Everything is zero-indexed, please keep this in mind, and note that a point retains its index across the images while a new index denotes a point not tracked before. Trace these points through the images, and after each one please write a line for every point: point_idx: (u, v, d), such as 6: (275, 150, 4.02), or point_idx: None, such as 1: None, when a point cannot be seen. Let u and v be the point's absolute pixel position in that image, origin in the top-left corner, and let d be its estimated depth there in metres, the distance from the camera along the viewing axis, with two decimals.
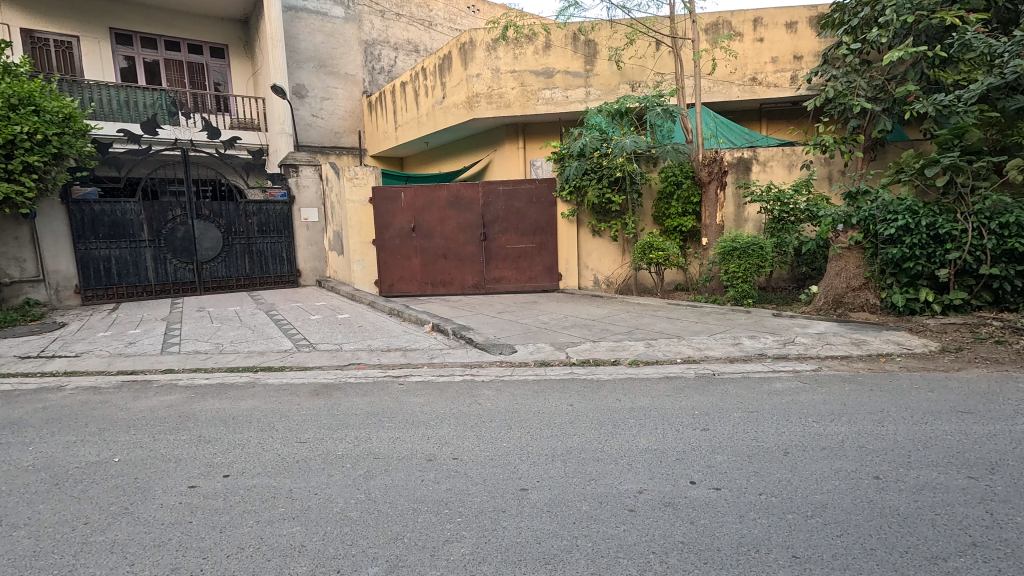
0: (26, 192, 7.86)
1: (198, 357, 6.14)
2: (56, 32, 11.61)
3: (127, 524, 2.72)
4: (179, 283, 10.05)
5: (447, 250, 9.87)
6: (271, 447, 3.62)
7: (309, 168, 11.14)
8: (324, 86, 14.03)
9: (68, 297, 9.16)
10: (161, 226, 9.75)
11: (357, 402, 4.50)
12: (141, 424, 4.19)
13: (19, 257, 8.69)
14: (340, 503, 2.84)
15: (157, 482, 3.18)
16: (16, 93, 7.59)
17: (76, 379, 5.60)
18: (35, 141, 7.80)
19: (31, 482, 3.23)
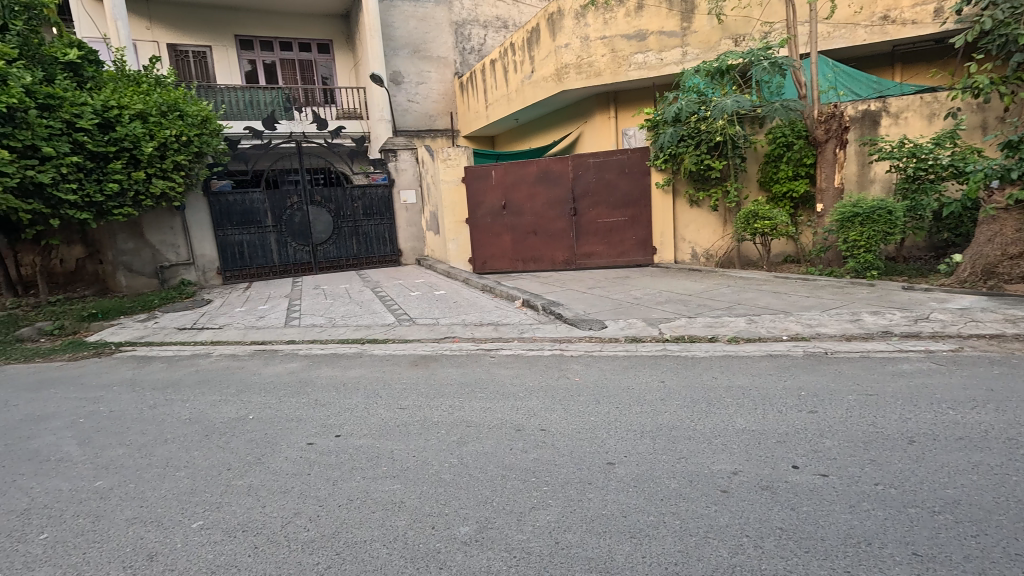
0: (177, 187, 9.08)
1: (315, 330, 6.83)
2: (193, 43, 13.14)
3: (261, 472, 3.15)
4: (299, 264, 11.17)
5: (537, 226, 9.90)
6: (376, 411, 3.96)
7: (406, 151, 11.69)
8: (418, 71, 14.53)
9: (212, 277, 10.56)
10: (282, 212, 10.84)
11: (453, 372, 4.75)
12: (271, 386, 4.78)
13: (174, 243, 10.07)
14: (436, 466, 3.04)
15: (284, 437, 3.62)
16: (164, 101, 8.79)
17: (220, 347, 6.50)
18: (182, 142, 8.98)
19: (188, 432, 3.84)
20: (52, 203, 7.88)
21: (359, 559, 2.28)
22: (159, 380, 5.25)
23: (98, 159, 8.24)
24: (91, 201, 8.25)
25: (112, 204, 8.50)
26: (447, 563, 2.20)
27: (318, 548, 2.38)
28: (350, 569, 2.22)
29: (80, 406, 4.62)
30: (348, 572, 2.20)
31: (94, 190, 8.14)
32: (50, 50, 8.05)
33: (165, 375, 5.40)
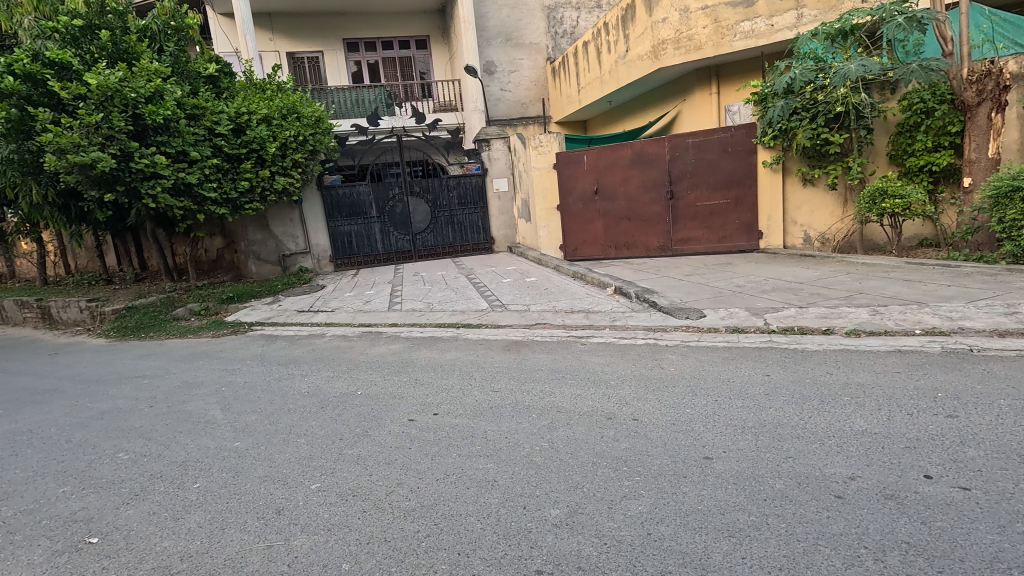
0: (295, 183, 10.03)
1: (415, 314, 7.24)
2: (308, 50, 14.31)
3: (369, 443, 3.43)
4: (400, 252, 11.86)
5: (630, 211, 9.59)
6: (471, 392, 4.13)
7: (499, 140, 11.88)
8: (511, 59, 14.63)
9: (326, 264, 11.54)
10: (384, 203, 11.55)
11: (544, 358, 4.80)
12: (376, 365, 5.17)
13: (293, 234, 11.11)
14: (527, 448, 3.11)
15: (388, 413, 3.90)
16: (284, 105, 9.74)
17: (333, 329, 7.13)
18: (299, 142, 9.92)
19: (308, 404, 4.28)
20: (198, 200, 9.05)
21: (455, 531, 2.41)
22: (283, 356, 5.89)
23: (233, 160, 9.33)
24: (227, 198, 9.35)
25: (244, 200, 9.58)
26: (538, 543, 2.25)
27: (418, 518, 2.55)
28: (448, 540, 2.35)
29: (222, 377, 5.32)
30: (445, 542, 2.34)
31: (230, 187, 9.23)
32: (194, 66, 9.20)
33: (288, 352, 6.05)
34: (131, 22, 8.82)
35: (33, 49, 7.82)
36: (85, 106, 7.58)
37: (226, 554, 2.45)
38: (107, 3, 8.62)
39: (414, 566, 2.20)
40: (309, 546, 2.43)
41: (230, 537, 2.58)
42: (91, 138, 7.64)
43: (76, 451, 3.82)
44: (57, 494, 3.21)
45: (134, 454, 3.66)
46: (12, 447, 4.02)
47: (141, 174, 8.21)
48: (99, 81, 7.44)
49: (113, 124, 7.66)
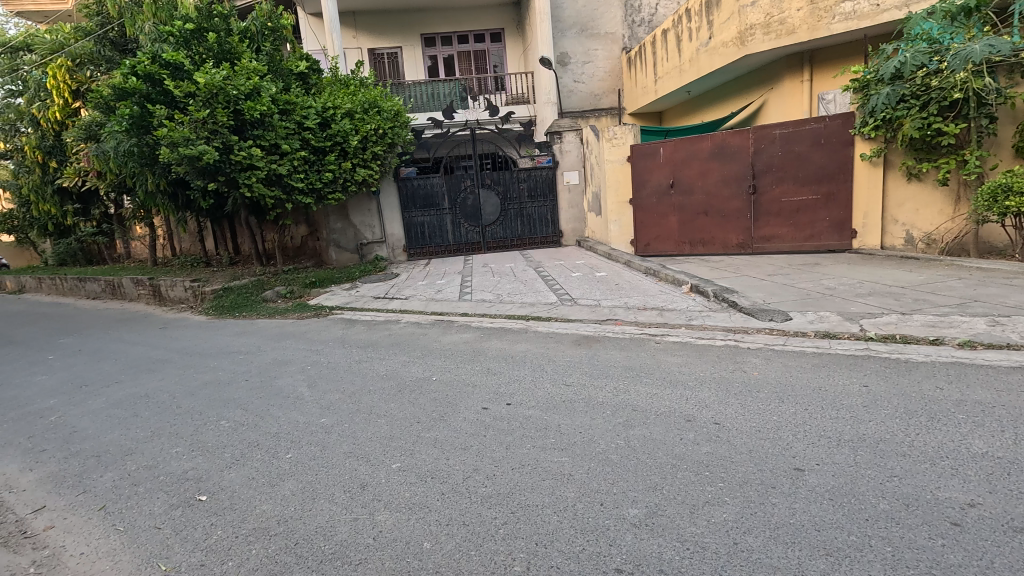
0: (374, 174, 10.46)
1: (485, 304, 7.36)
2: (387, 46, 14.84)
3: (445, 428, 3.53)
4: (469, 243, 12.08)
5: (708, 206, 9.17)
6: (543, 385, 4.14)
7: (571, 132, 11.76)
8: (586, 50, 14.41)
9: (399, 253, 11.97)
10: (456, 195, 11.79)
11: (616, 355, 4.72)
12: (449, 353, 5.31)
13: (371, 224, 11.61)
14: (602, 445, 3.08)
15: (462, 400, 4.00)
16: (367, 99, 10.17)
17: (407, 315, 7.40)
18: (378, 134, 10.35)
19: (387, 387, 4.47)
20: (287, 190, 9.66)
21: (532, 521, 2.43)
22: (362, 340, 6.19)
23: (319, 153, 9.87)
24: (313, 188, 9.91)
25: (328, 190, 10.11)
26: (617, 542, 2.22)
27: (496, 504, 2.59)
28: (525, 529, 2.37)
29: (307, 356, 5.69)
30: (522, 531, 2.36)
31: (316, 178, 9.78)
32: (287, 64, 9.80)
33: (367, 336, 6.36)
34: (233, 25, 9.52)
35: (152, 52, 8.61)
36: (194, 103, 8.29)
37: (316, 522, 2.61)
38: (214, 8, 9.35)
39: (493, 552, 2.25)
40: (392, 523, 2.54)
41: (320, 506, 2.76)
42: (198, 132, 8.35)
43: (185, 416, 4.23)
44: (171, 454, 3.57)
45: (234, 422, 4.00)
46: (132, 409, 4.51)
47: (239, 165, 8.87)
48: (206, 80, 8.11)
49: (217, 119, 8.33)
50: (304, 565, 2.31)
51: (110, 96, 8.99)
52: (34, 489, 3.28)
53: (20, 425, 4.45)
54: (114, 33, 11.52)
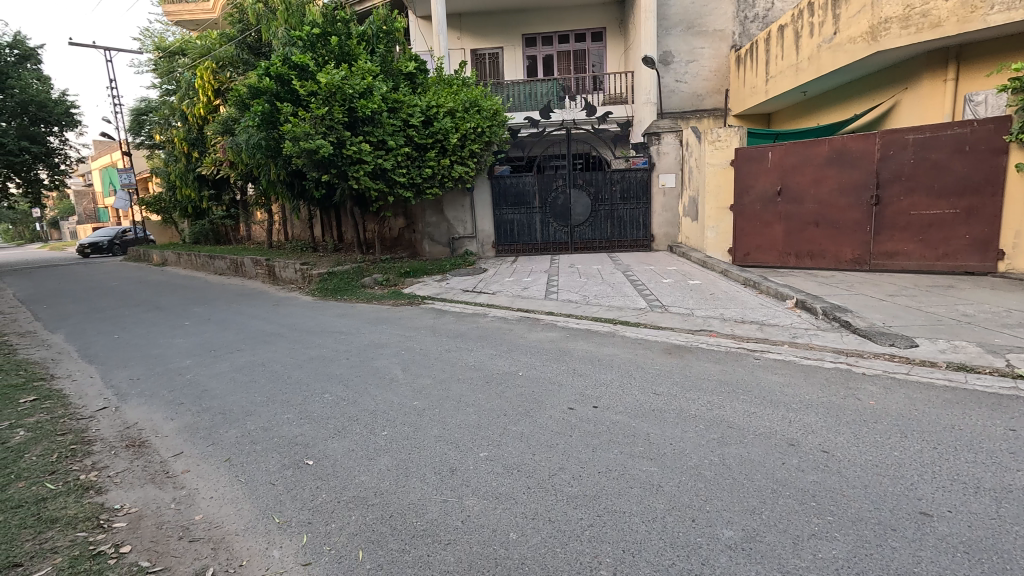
0: (470, 171, 10.81)
1: (571, 305, 7.33)
2: (489, 46, 15.25)
3: (532, 423, 3.57)
4: (557, 243, 12.08)
5: (820, 217, 8.42)
6: (631, 391, 4.05)
7: (670, 134, 11.36)
8: (691, 49, 13.87)
9: (488, 249, 12.24)
10: (547, 195, 11.81)
11: (710, 367, 4.50)
12: (535, 350, 5.36)
13: (463, 219, 11.97)
14: (695, 459, 2.95)
15: (548, 398, 4.02)
16: (468, 99, 10.55)
17: (493, 310, 7.57)
18: (477, 132, 10.69)
19: (475, 377, 4.60)
20: (390, 183, 10.25)
21: (619, 527, 2.39)
22: (451, 330, 6.42)
23: (420, 149, 10.36)
24: (413, 183, 10.43)
25: (426, 185, 10.59)
26: (710, 561, 2.13)
27: (582, 506, 2.58)
28: (611, 534, 2.34)
29: (401, 342, 6.00)
30: (608, 536, 2.33)
31: (416, 174, 10.28)
32: (398, 64, 10.40)
33: (456, 327, 6.59)
34: (353, 29, 10.26)
35: (284, 55, 9.47)
36: (315, 100, 9.06)
37: (409, 499, 2.76)
38: (338, 13, 10.14)
39: (579, 552, 2.25)
40: (479, 509, 2.62)
41: (413, 484, 2.91)
42: (318, 127, 9.11)
43: (294, 386, 4.64)
44: (282, 419, 3.93)
45: (336, 396, 4.33)
46: (251, 375, 5.03)
47: (349, 159, 9.56)
48: (327, 80, 8.84)
49: (334, 116, 9.04)
50: (398, 537, 2.44)
51: (246, 94, 10.04)
52: (174, 436, 3.77)
53: (164, 379, 5.11)
54: (251, 38, 12.83)
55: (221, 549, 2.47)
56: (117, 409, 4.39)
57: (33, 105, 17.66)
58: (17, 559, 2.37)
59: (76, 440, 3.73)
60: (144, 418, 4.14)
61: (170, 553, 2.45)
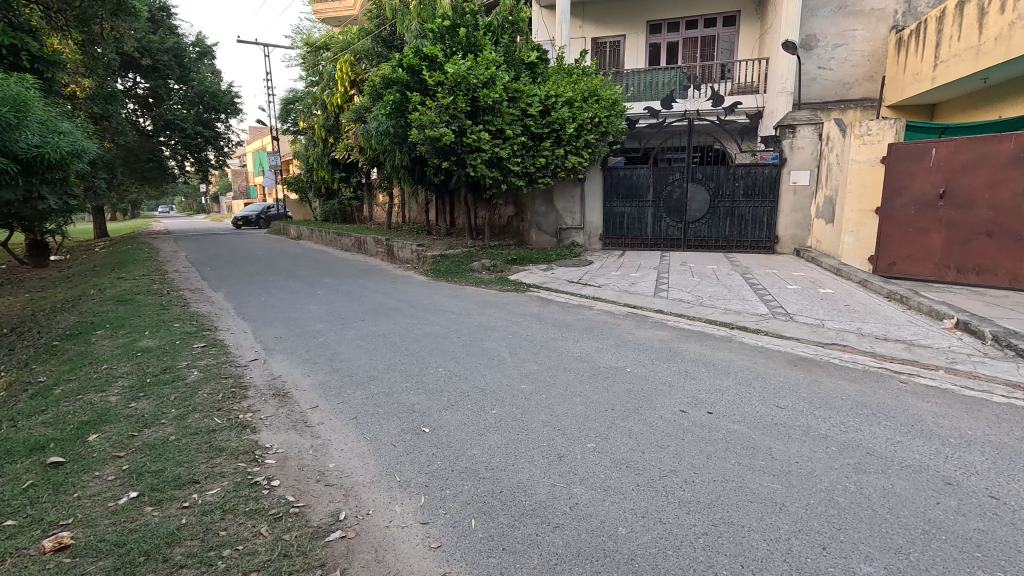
0: (583, 162, 10.70)
1: (683, 305, 7.00)
2: (611, 35, 14.95)
3: (640, 421, 3.50)
4: (669, 239, 11.58)
5: (995, 225, 7.18)
6: (751, 401, 3.79)
7: (808, 126, 10.33)
8: (840, 32, 12.47)
9: (595, 241, 12.05)
10: (662, 189, 11.32)
11: (844, 386, 4.07)
12: (644, 347, 5.22)
13: (572, 210, 11.89)
14: (826, 483, 2.70)
15: (658, 397, 3.90)
16: (588, 88, 10.46)
17: (599, 303, 7.47)
18: (594, 122, 10.56)
19: (582, 368, 4.60)
20: (504, 172, 10.45)
21: (737, 541, 2.27)
22: (558, 319, 6.46)
23: (537, 139, 10.46)
24: (527, 172, 10.56)
25: (539, 174, 10.66)
26: None
27: (695, 512, 2.49)
28: (729, 547, 2.23)
29: (508, 326, 6.17)
30: (725, 548, 2.22)
31: (530, 163, 10.39)
32: (520, 54, 10.54)
33: (563, 317, 6.62)
34: (480, 20, 10.56)
35: (416, 47, 9.98)
36: (442, 91, 9.49)
37: (518, 478, 2.84)
38: (467, 6, 10.51)
39: (692, 558, 2.17)
40: (588, 499, 2.63)
41: (521, 464, 2.99)
42: (442, 116, 9.51)
43: (411, 358, 4.98)
44: (401, 387, 4.25)
45: (450, 371, 4.58)
46: (375, 343, 5.48)
47: (469, 147, 9.89)
48: (454, 71, 9.23)
49: (458, 105, 9.40)
50: (508, 513, 2.53)
51: (379, 84, 10.72)
52: (310, 391, 4.24)
53: (302, 340, 5.75)
54: (386, 32, 13.78)
55: (351, 496, 2.73)
56: (266, 361, 5.03)
57: (207, 95, 20.56)
58: (196, 476, 2.83)
59: (235, 383, 4.33)
60: (287, 372, 4.70)
61: (310, 492, 2.76)
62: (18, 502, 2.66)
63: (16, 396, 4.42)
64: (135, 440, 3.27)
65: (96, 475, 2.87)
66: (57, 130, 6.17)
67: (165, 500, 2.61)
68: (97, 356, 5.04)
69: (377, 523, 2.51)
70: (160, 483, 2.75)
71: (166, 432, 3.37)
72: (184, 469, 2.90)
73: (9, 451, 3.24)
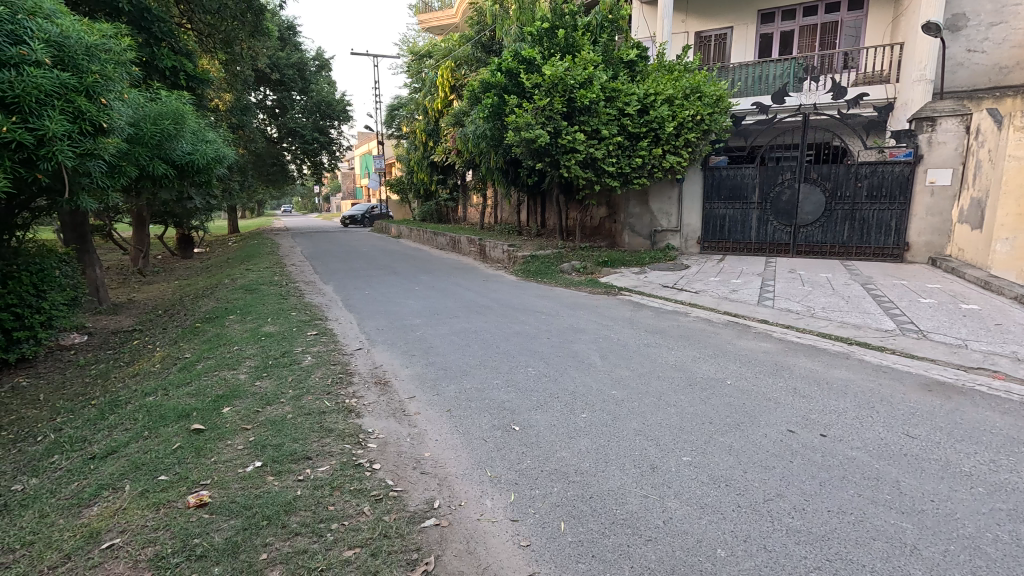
0: (683, 162, 10.19)
1: (791, 316, 6.46)
2: (717, 27, 14.20)
3: (742, 437, 3.27)
4: (776, 244, 10.73)
5: None
6: (873, 427, 3.39)
7: (952, 118, 9.06)
8: (998, 9, 10.81)
9: (692, 245, 11.47)
10: (770, 189, 10.52)
11: (992, 417, 3.52)
12: (746, 360, 4.87)
13: (668, 212, 11.42)
14: (970, 529, 2.34)
15: (762, 414, 3.63)
16: (690, 85, 10.00)
17: (696, 310, 7.11)
18: (695, 121, 10.05)
19: (678, 378, 4.39)
20: (598, 173, 10.30)
21: None
22: (651, 325, 6.24)
23: (633, 139, 10.21)
24: (621, 173, 10.31)
25: (635, 175, 10.34)
26: None
27: (805, 543, 2.28)
28: None
29: (598, 329, 6.06)
30: None
31: (625, 163, 10.14)
32: (620, 53, 10.37)
33: (656, 322, 6.39)
34: (580, 20, 10.48)
35: (515, 50, 10.10)
36: (539, 92, 9.55)
37: (609, 485, 2.78)
38: (567, 7, 10.49)
39: None
40: (682, 514, 2.51)
41: (612, 471, 2.92)
42: (538, 118, 9.57)
43: (502, 355, 5.08)
44: (493, 383, 4.34)
45: (539, 371, 4.60)
46: (468, 340, 5.65)
47: (564, 148, 9.88)
48: (552, 72, 9.27)
49: (554, 106, 9.44)
50: (598, 520, 2.49)
51: (478, 88, 10.99)
52: (408, 381, 4.48)
53: (400, 333, 6.08)
54: (485, 37, 14.32)
55: (445, 486, 2.83)
56: (369, 351, 5.40)
57: (323, 104, 22.52)
58: (309, 453, 3.09)
59: (343, 370, 4.69)
60: (388, 362, 5.01)
61: (407, 478, 2.91)
62: (170, 460, 3.09)
63: (168, 369, 5.15)
64: (260, 415, 3.65)
65: (229, 444, 3.25)
66: (204, 140, 7.08)
67: (284, 472, 2.89)
68: (230, 338, 5.71)
69: (468, 515, 2.58)
70: (280, 456, 3.05)
71: (285, 410, 3.73)
72: (300, 446, 3.18)
73: (162, 416, 3.78)
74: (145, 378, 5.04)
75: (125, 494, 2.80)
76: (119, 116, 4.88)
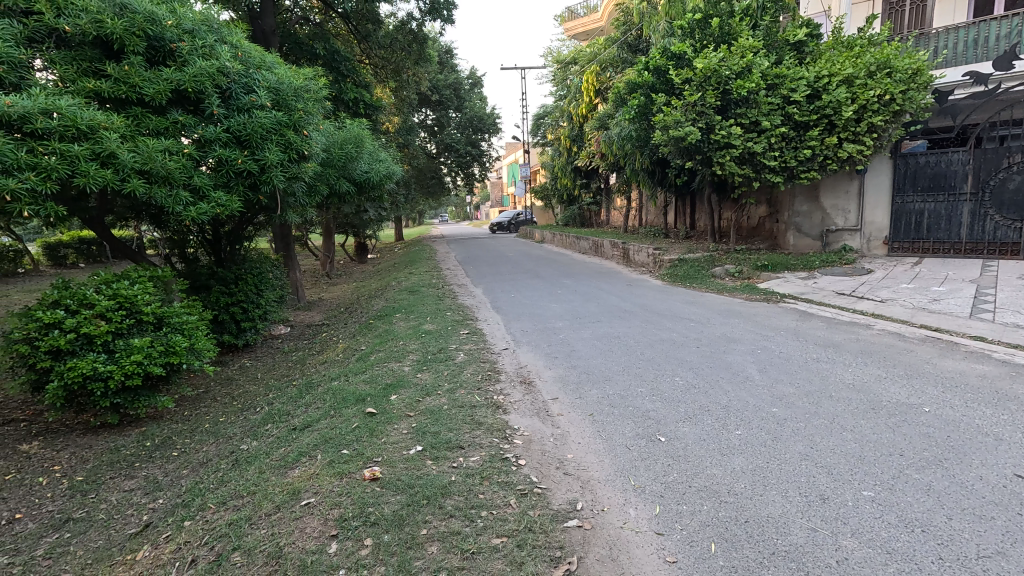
0: (867, 150, 8.80)
1: (1020, 332, 5.19)
2: None
3: (945, 477, 2.73)
4: (997, 244, 8.69)
5: None
6: None
7: None
8: None
9: (877, 246, 9.86)
10: (990, 176, 8.57)
11: None
12: (952, 384, 4.04)
13: (846, 209, 9.97)
14: None
15: (974, 451, 2.98)
16: (875, 60, 8.63)
17: (881, 322, 6.10)
18: (883, 102, 8.64)
19: (855, 400, 3.81)
20: (758, 168, 9.41)
21: None
22: (821, 337, 5.52)
23: (800, 128, 9.14)
24: (785, 166, 9.29)
25: (802, 168, 9.24)
26: None
27: None
28: None
29: (756, 340, 5.54)
30: None
31: (791, 156, 9.12)
32: (785, 34, 9.38)
33: (828, 335, 5.62)
34: (738, 5, 9.72)
35: (664, 46, 9.74)
36: (689, 87, 9.07)
37: (769, 511, 2.53)
38: None
39: None
40: (863, 556, 2.18)
41: (772, 496, 2.65)
42: (688, 114, 9.07)
43: (647, 363, 4.92)
44: (637, 392, 4.22)
45: (687, 381, 4.37)
46: (611, 345, 5.60)
47: (717, 144, 9.23)
48: (705, 64, 8.73)
49: (706, 100, 8.89)
50: (755, 547, 2.28)
51: (623, 89, 10.81)
52: (551, 382, 4.59)
53: (544, 335, 6.24)
54: (631, 37, 14.09)
55: (587, 490, 2.84)
56: (514, 351, 5.64)
57: (476, 119, 24.16)
58: (462, 444, 3.35)
59: (492, 368, 4.98)
60: (532, 362, 5.19)
61: (551, 477, 2.99)
62: (350, 437, 3.60)
63: (348, 358, 5.98)
64: (420, 405, 4.06)
65: (396, 428, 3.66)
66: (377, 160, 8.10)
67: (440, 458, 3.18)
68: (397, 334, 6.44)
69: (611, 521, 2.56)
70: (437, 444, 3.35)
71: (442, 402, 4.09)
72: (454, 436, 3.46)
73: (344, 399, 4.40)
74: (332, 365, 5.93)
75: (318, 462, 3.33)
76: (316, 145, 5.82)
